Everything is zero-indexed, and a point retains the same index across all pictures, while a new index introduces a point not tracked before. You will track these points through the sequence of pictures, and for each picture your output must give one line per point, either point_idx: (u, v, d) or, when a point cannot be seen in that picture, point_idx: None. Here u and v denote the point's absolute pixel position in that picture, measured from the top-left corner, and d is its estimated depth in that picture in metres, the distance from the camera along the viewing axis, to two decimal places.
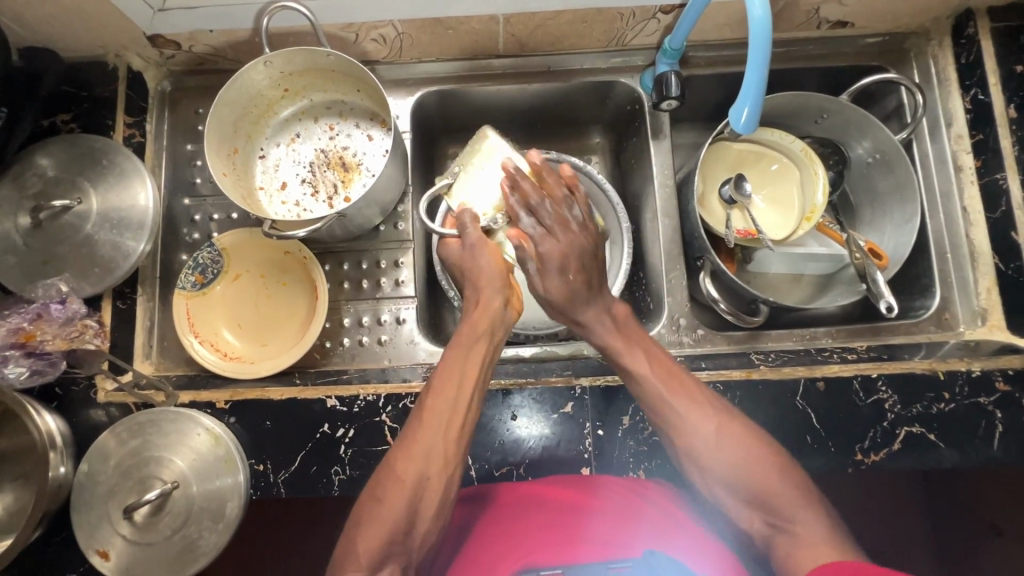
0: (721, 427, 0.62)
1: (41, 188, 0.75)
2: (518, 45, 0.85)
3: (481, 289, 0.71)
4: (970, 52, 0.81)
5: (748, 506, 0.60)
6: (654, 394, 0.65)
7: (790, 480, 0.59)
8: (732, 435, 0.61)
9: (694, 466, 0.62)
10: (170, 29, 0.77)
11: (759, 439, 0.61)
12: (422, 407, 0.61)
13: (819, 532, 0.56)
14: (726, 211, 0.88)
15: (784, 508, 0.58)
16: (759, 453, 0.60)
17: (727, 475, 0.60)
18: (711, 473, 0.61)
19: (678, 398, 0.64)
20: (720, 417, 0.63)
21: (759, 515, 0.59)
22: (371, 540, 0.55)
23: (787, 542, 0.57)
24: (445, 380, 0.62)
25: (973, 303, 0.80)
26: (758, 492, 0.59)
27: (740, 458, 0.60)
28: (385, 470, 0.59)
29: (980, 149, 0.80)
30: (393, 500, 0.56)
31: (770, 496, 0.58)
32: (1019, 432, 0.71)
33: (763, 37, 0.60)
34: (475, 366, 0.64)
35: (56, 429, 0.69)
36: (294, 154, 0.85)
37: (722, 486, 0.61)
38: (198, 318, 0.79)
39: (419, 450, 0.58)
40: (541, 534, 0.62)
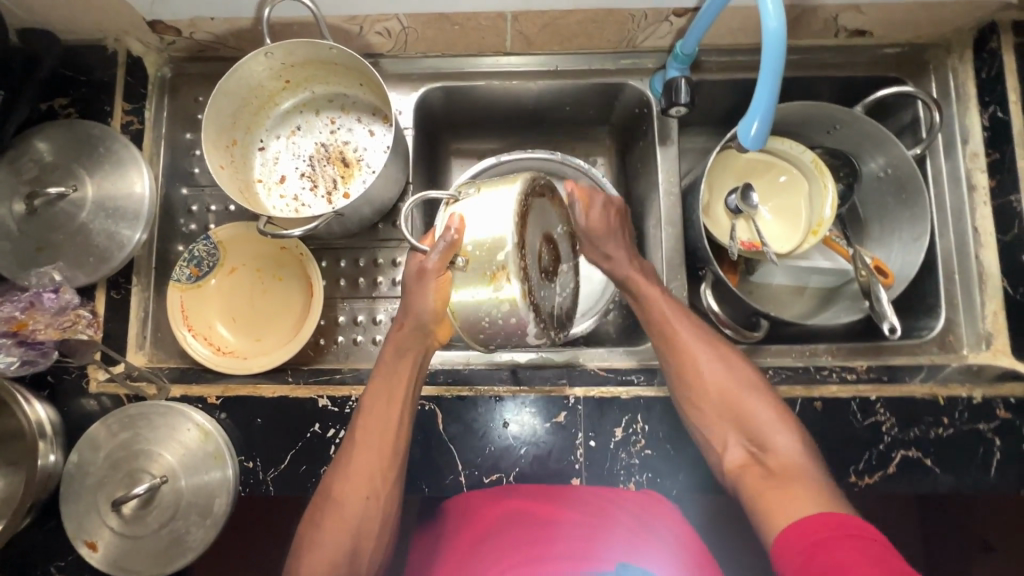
0: (713, 352, 0.70)
1: (36, 173, 0.74)
2: (527, 42, 0.82)
3: (411, 308, 0.64)
4: (992, 67, 0.78)
5: (731, 431, 0.66)
6: (660, 325, 0.71)
7: (770, 408, 0.66)
8: (725, 365, 0.69)
9: (689, 398, 0.68)
10: (170, 15, 0.75)
11: (750, 373, 0.69)
12: (354, 429, 0.66)
13: (794, 452, 0.62)
14: (732, 221, 0.86)
15: (764, 437, 0.64)
16: (751, 380, 0.68)
17: (713, 395, 0.68)
18: (702, 399, 0.68)
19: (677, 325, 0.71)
20: (712, 343, 0.70)
21: (740, 441, 0.66)
22: (315, 562, 0.62)
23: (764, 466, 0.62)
24: (371, 407, 0.66)
25: (978, 327, 0.78)
26: (749, 416, 0.66)
27: (720, 377, 0.68)
28: (327, 492, 0.65)
29: (995, 169, 0.78)
30: (336, 525, 0.63)
31: (754, 421, 0.66)
32: (1018, 460, 0.70)
33: (775, 51, 0.58)
34: (400, 388, 0.67)
35: (45, 418, 0.70)
36: (293, 147, 0.84)
37: (714, 412, 0.67)
38: (192, 312, 0.78)
39: (360, 473, 0.64)
40: (520, 547, 0.71)
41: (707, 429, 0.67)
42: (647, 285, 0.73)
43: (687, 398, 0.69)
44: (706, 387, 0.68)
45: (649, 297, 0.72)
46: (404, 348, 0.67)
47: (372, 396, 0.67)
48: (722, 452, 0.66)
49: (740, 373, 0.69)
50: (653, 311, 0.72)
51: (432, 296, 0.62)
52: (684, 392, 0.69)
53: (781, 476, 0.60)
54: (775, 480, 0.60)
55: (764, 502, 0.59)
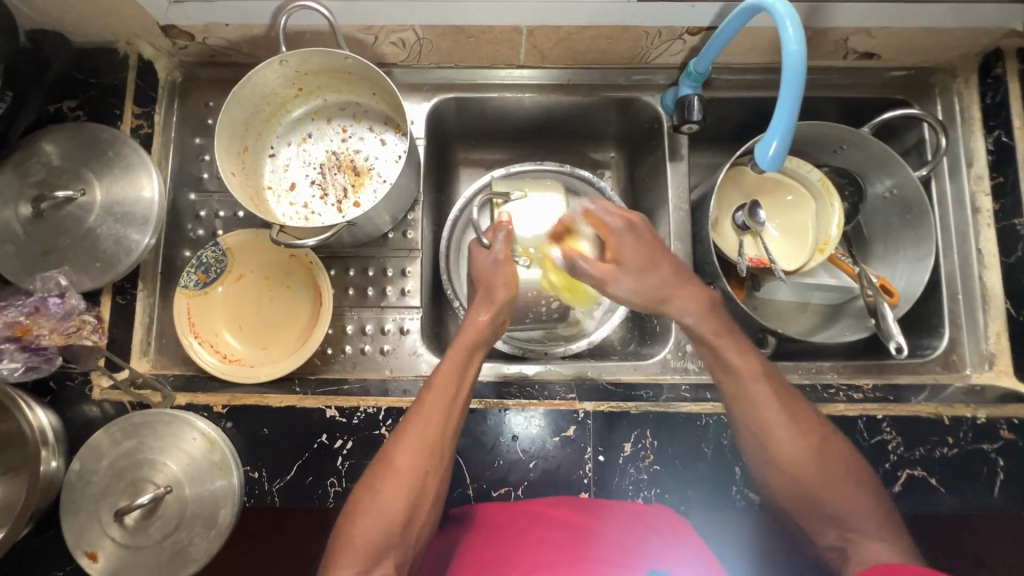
0: (811, 432, 0.64)
1: (44, 176, 0.73)
2: (540, 56, 0.82)
3: (495, 299, 0.74)
4: (997, 92, 0.80)
5: (823, 517, 0.62)
6: (754, 397, 0.65)
7: (868, 495, 0.61)
8: (826, 454, 0.63)
9: (783, 475, 0.63)
10: (184, 20, 0.75)
11: (851, 458, 0.64)
12: (420, 398, 0.64)
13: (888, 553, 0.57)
14: (739, 237, 0.87)
15: (861, 522, 0.60)
16: (851, 469, 0.62)
17: (812, 483, 0.62)
18: (788, 473, 0.63)
19: (777, 407, 0.65)
20: (810, 424, 0.64)
21: (831, 527, 0.61)
22: (367, 532, 0.58)
23: (857, 556, 0.58)
24: (439, 386, 0.64)
25: (982, 346, 0.80)
26: (845, 508, 0.60)
27: (822, 464, 0.62)
28: (383, 461, 0.62)
29: (999, 192, 0.79)
30: (392, 496, 0.59)
31: (844, 510, 0.61)
32: (1020, 480, 0.71)
33: (796, 73, 0.59)
34: (471, 374, 0.68)
35: (48, 424, 0.68)
36: (304, 154, 0.84)
37: (810, 500, 0.62)
38: (199, 318, 0.77)
39: (420, 444, 0.62)
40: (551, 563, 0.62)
41: (799, 513, 0.63)
42: (736, 355, 0.68)
43: (781, 477, 0.63)
44: (807, 473, 0.62)
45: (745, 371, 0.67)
46: (480, 340, 0.70)
47: (439, 377, 0.66)
48: (814, 534, 0.63)
49: (840, 454, 0.63)
50: (753, 390, 0.66)
51: (506, 284, 0.75)
52: (771, 464, 0.64)
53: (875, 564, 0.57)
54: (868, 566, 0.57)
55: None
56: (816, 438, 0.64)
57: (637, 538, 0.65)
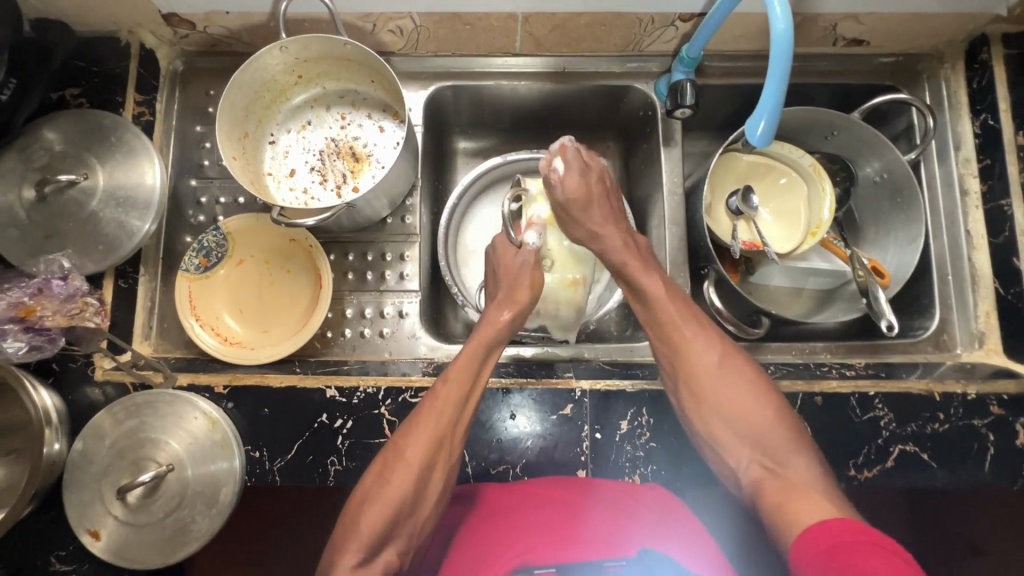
0: (723, 361, 0.68)
1: (47, 161, 0.74)
2: (535, 44, 0.84)
3: (516, 298, 0.75)
4: (983, 77, 0.81)
5: (738, 438, 0.64)
6: (663, 317, 0.70)
7: (783, 423, 0.64)
8: (730, 369, 0.67)
9: (693, 394, 0.67)
10: (185, 8, 0.76)
11: (758, 377, 0.67)
12: (436, 388, 0.65)
13: (807, 471, 0.59)
14: (733, 222, 0.88)
15: (777, 446, 0.62)
16: (758, 386, 0.66)
17: (727, 404, 0.65)
18: (700, 395, 0.66)
19: (689, 328, 0.69)
20: (723, 350, 0.68)
21: (750, 451, 0.63)
22: (372, 519, 0.57)
23: (775, 482, 0.60)
24: (455, 379, 0.65)
25: (972, 326, 0.81)
26: (756, 426, 0.63)
27: (738, 388, 0.66)
28: (394, 450, 0.62)
29: (986, 175, 0.81)
30: (397, 484, 0.59)
31: (753, 425, 0.64)
32: (1011, 455, 0.72)
33: (783, 51, 0.60)
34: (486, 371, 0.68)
35: (51, 405, 0.69)
36: (304, 141, 0.85)
37: (724, 420, 0.65)
38: (200, 301, 0.79)
39: (430, 436, 0.62)
40: (540, 530, 0.61)
41: (713, 432, 0.66)
42: (646, 279, 0.71)
43: (691, 394, 0.67)
44: (713, 388, 0.66)
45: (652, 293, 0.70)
46: (499, 337, 0.71)
47: (456, 372, 0.66)
48: (727, 455, 0.65)
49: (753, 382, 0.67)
50: (659, 311, 0.70)
51: (531, 283, 0.76)
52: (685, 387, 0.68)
53: (794, 488, 0.57)
54: (788, 492, 0.57)
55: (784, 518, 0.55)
56: (719, 355, 0.68)
57: (631, 517, 0.63)
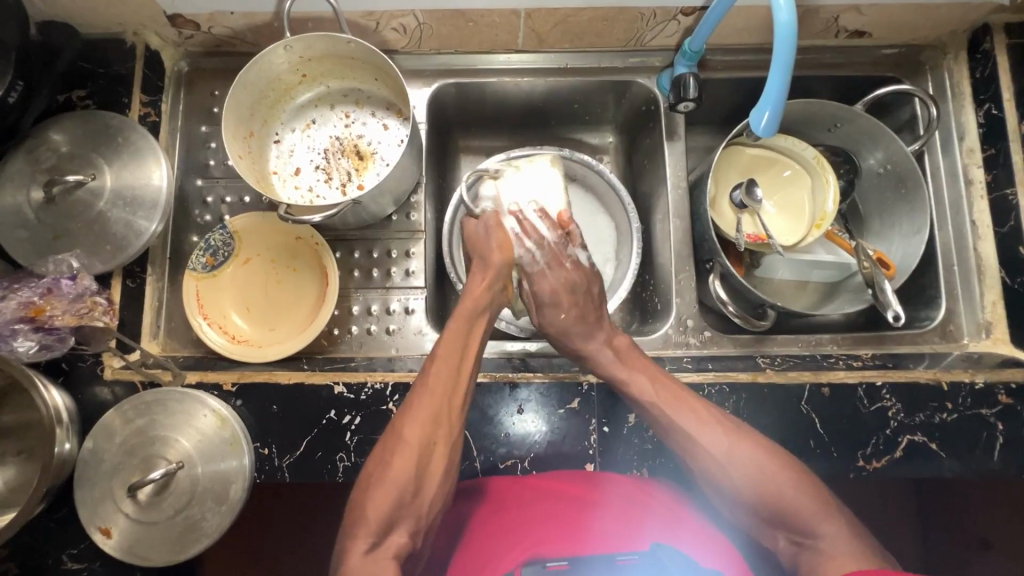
0: (734, 447, 0.63)
1: (54, 162, 0.75)
2: (538, 41, 0.84)
3: (490, 264, 0.75)
4: (986, 66, 0.81)
5: (770, 524, 0.61)
6: (664, 417, 0.66)
7: (812, 495, 0.60)
8: (744, 455, 0.62)
9: (712, 487, 0.63)
10: (189, 9, 0.76)
11: (776, 455, 0.62)
12: (426, 372, 0.64)
13: (851, 545, 0.57)
14: (737, 216, 0.88)
15: (807, 524, 0.59)
16: (776, 472, 0.61)
17: (746, 494, 0.61)
18: (719, 490, 0.63)
19: (688, 423, 0.65)
20: (729, 433, 0.64)
21: (784, 533, 0.61)
22: (379, 503, 0.58)
23: (812, 556, 0.58)
24: (444, 357, 0.65)
25: (978, 316, 0.81)
26: (785, 511, 0.60)
27: (754, 474, 0.61)
28: (393, 433, 0.62)
29: (991, 164, 0.81)
30: (401, 466, 0.60)
31: (785, 512, 0.60)
32: (1020, 444, 0.72)
33: (788, 42, 0.61)
34: (476, 343, 0.68)
35: (62, 404, 0.69)
36: (309, 140, 0.85)
37: (747, 507, 0.62)
38: (207, 300, 0.79)
39: (426, 415, 0.62)
40: (550, 526, 0.63)
41: (741, 518, 0.63)
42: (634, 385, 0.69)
43: (709, 487, 0.64)
44: (729, 481, 0.62)
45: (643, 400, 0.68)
46: (481, 305, 0.72)
47: (444, 350, 0.66)
48: (766, 540, 0.62)
49: (770, 462, 0.61)
50: (656, 408, 0.67)
51: (500, 249, 0.76)
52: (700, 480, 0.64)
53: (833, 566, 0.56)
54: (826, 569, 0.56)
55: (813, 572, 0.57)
56: (727, 441, 0.63)
57: (642, 509, 0.64)
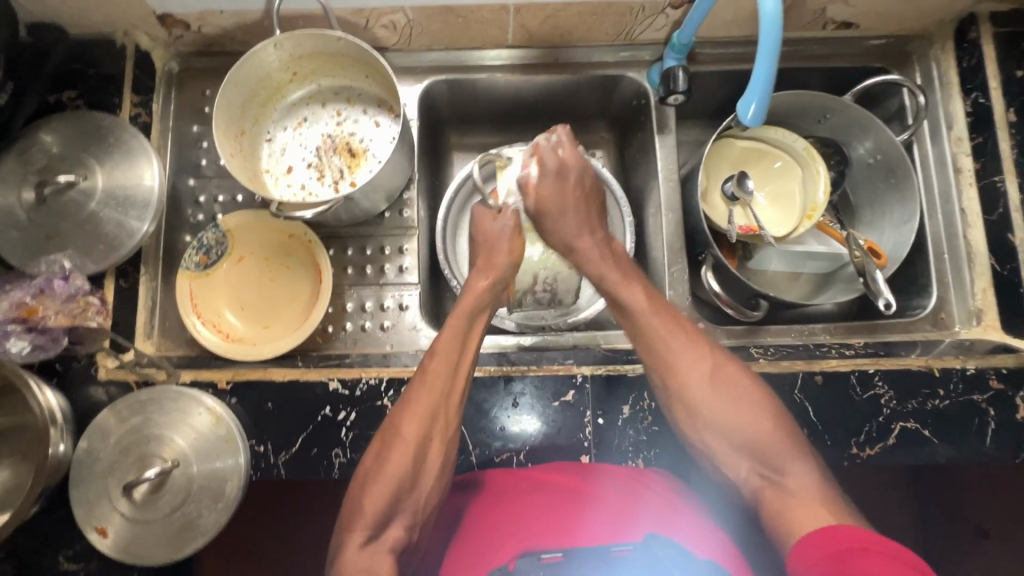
0: (715, 372, 0.65)
1: (45, 163, 0.75)
2: (528, 36, 0.85)
3: (494, 264, 0.76)
4: (973, 56, 0.82)
5: (739, 453, 0.62)
6: (653, 330, 0.68)
7: (783, 429, 0.62)
8: (724, 380, 0.64)
9: (688, 408, 0.65)
10: (179, 8, 0.76)
11: (755, 385, 0.64)
12: (425, 366, 0.65)
13: (810, 484, 0.57)
14: (729, 207, 0.89)
15: (776, 459, 0.60)
16: (755, 402, 0.63)
17: (721, 418, 0.63)
18: (697, 409, 0.64)
19: (676, 337, 0.67)
20: (715, 360, 0.66)
21: (750, 464, 0.61)
22: (375, 499, 0.59)
23: (777, 494, 0.58)
24: (444, 352, 0.66)
25: (969, 303, 0.81)
26: (754, 437, 0.61)
27: (732, 400, 0.63)
28: (390, 428, 0.63)
29: (979, 152, 0.81)
30: (397, 461, 0.60)
31: (755, 441, 0.61)
32: (1012, 429, 0.72)
33: (773, 32, 0.61)
34: (476, 334, 0.70)
35: (56, 405, 0.69)
36: (300, 138, 0.85)
37: (718, 431, 0.63)
38: (201, 299, 0.79)
39: (423, 411, 0.62)
40: (542, 517, 0.62)
41: (711, 447, 0.64)
42: (629, 293, 0.70)
43: (684, 409, 0.65)
44: (707, 402, 0.64)
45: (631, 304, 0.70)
46: (482, 303, 0.72)
47: (442, 344, 0.67)
48: (730, 469, 0.63)
49: (747, 390, 0.64)
50: (645, 321, 0.68)
51: (510, 250, 0.77)
52: (677, 402, 0.66)
53: (798, 503, 0.56)
54: (790, 505, 0.56)
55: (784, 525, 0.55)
56: (709, 365, 0.65)
57: (636, 500, 0.63)
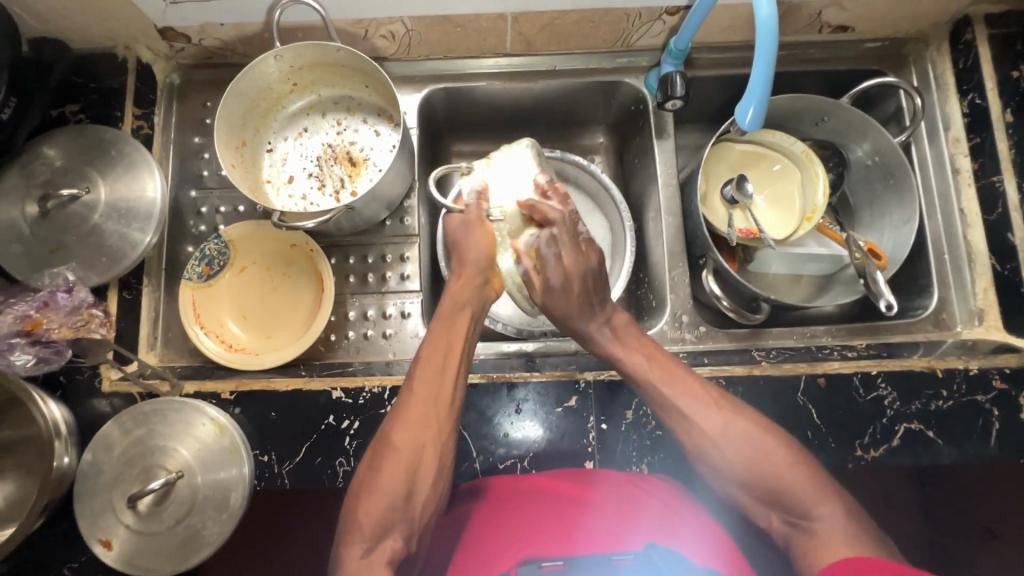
0: (727, 428, 0.63)
1: (48, 177, 0.75)
2: (526, 44, 0.86)
3: (467, 260, 0.72)
4: (969, 57, 0.83)
5: (765, 505, 0.61)
6: (658, 395, 0.66)
7: (806, 474, 0.60)
8: (738, 435, 0.62)
9: (703, 465, 0.63)
10: (179, 21, 0.77)
11: (767, 432, 0.63)
12: (412, 374, 0.65)
13: (840, 528, 0.56)
14: (728, 211, 0.89)
15: (803, 504, 0.59)
16: (769, 451, 0.61)
17: (739, 474, 0.61)
18: (713, 469, 0.63)
19: (681, 399, 0.65)
20: (723, 413, 0.64)
21: (778, 516, 0.60)
22: (371, 509, 0.59)
23: (808, 540, 0.57)
24: (428, 356, 0.65)
25: (970, 303, 0.81)
26: (776, 489, 0.60)
27: (746, 453, 0.61)
28: (383, 438, 0.63)
29: (977, 153, 0.82)
30: (393, 471, 0.60)
31: (780, 491, 0.60)
32: (1017, 430, 0.72)
33: (769, 37, 0.61)
34: (459, 341, 0.67)
35: (60, 418, 0.70)
36: (301, 148, 0.86)
37: (739, 487, 0.62)
38: (204, 309, 0.79)
39: (414, 419, 0.62)
40: (544, 525, 0.62)
41: (735, 500, 0.63)
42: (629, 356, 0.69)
43: (701, 467, 0.64)
44: (722, 461, 0.62)
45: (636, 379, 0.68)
46: (465, 300, 0.70)
47: (427, 352, 0.66)
48: (762, 521, 0.62)
49: (762, 441, 0.62)
50: (649, 387, 0.67)
51: (480, 244, 0.73)
52: (693, 463, 0.64)
53: (827, 550, 0.55)
54: (820, 552, 0.56)
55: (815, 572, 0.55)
56: (719, 422, 0.63)
57: (636, 505, 0.63)
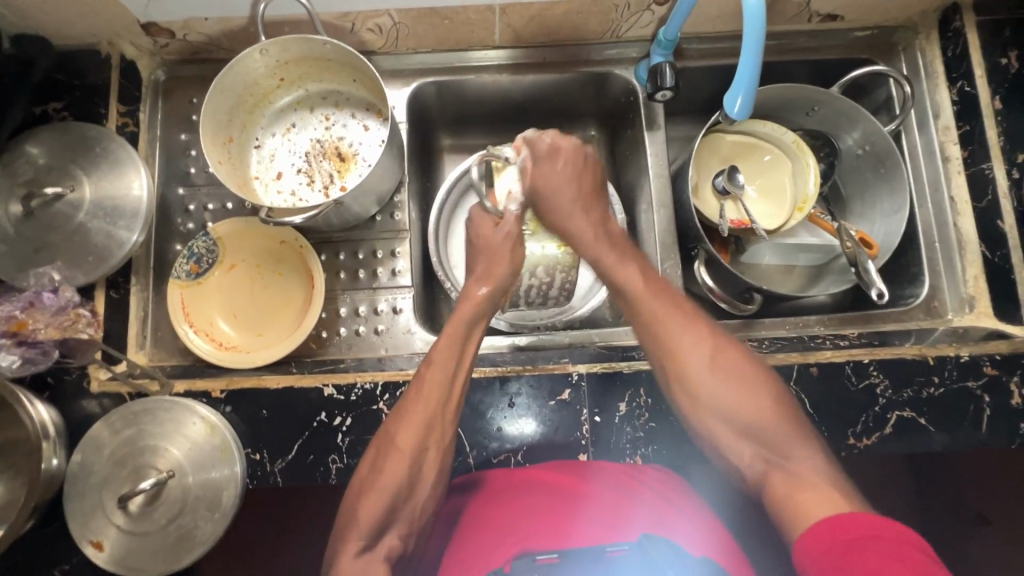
0: (715, 355, 0.65)
1: (32, 175, 0.74)
2: (515, 36, 0.85)
3: (493, 272, 0.76)
4: (957, 45, 0.83)
5: (741, 440, 0.62)
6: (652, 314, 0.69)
7: (785, 417, 0.62)
8: (726, 365, 0.65)
9: (688, 391, 0.65)
10: (162, 16, 0.76)
11: (756, 371, 0.65)
12: (420, 378, 0.64)
13: (815, 469, 0.57)
14: (720, 202, 0.89)
15: (782, 445, 0.59)
16: (754, 387, 0.63)
17: (723, 402, 0.63)
18: (697, 392, 0.64)
19: (674, 321, 0.68)
20: (715, 343, 0.67)
21: (752, 448, 0.61)
22: (370, 509, 0.59)
23: (782, 478, 0.57)
24: (440, 355, 0.66)
25: (961, 291, 0.82)
26: (754, 423, 0.61)
27: (733, 384, 0.63)
28: (385, 437, 0.63)
29: (967, 140, 0.82)
30: (392, 470, 0.60)
31: (758, 425, 0.61)
32: (1007, 415, 0.72)
33: (756, 24, 0.61)
34: (472, 347, 0.69)
35: (49, 418, 0.69)
36: (289, 144, 0.85)
37: (720, 417, 0.63)
38: (194, 308, 0.79)
39: (418, 419, 0.62)
40: (539, 518, 0.62)
41: (714, 432, 0.64)
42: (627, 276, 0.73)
43: (685, 392, 0.65)
44: (709, 387, 0.64)
45: (629, 286, 0.73)
46: (477, 313, 0.72)
47: (436, 354, 0.67)
48: (735, 457, 0.62)
49: (747, 375, 0.64)
50: (645, 305, 0.70)
51: (505, 259, 0.77)
52: (678, 385, 0.66)
53: (802, 488, 0.55)
54: (793, 489, 0.56)
55: (794, 509, 0.54)
56: (710, 349, 0.66)
57: (632, 498, 0.63)
